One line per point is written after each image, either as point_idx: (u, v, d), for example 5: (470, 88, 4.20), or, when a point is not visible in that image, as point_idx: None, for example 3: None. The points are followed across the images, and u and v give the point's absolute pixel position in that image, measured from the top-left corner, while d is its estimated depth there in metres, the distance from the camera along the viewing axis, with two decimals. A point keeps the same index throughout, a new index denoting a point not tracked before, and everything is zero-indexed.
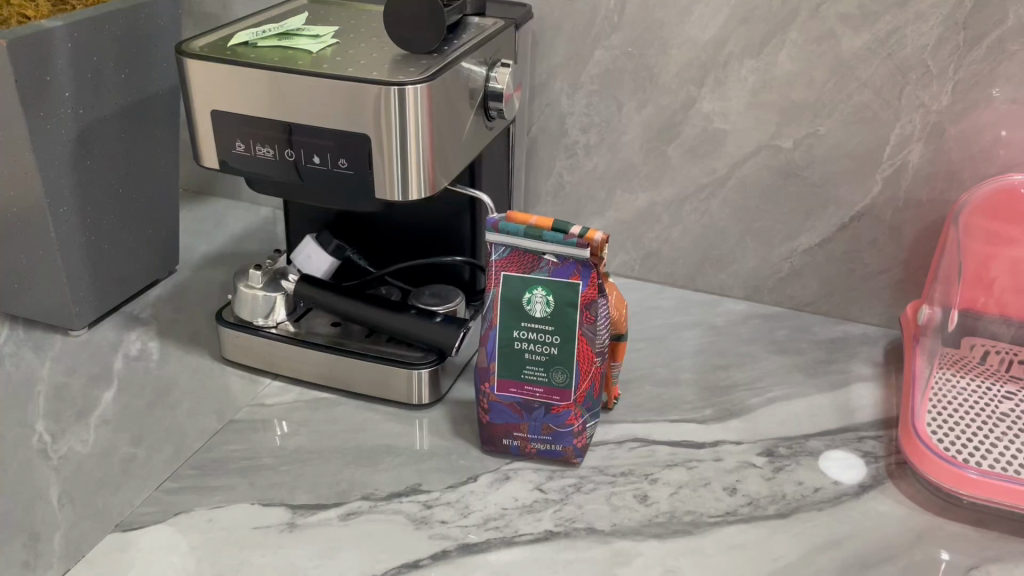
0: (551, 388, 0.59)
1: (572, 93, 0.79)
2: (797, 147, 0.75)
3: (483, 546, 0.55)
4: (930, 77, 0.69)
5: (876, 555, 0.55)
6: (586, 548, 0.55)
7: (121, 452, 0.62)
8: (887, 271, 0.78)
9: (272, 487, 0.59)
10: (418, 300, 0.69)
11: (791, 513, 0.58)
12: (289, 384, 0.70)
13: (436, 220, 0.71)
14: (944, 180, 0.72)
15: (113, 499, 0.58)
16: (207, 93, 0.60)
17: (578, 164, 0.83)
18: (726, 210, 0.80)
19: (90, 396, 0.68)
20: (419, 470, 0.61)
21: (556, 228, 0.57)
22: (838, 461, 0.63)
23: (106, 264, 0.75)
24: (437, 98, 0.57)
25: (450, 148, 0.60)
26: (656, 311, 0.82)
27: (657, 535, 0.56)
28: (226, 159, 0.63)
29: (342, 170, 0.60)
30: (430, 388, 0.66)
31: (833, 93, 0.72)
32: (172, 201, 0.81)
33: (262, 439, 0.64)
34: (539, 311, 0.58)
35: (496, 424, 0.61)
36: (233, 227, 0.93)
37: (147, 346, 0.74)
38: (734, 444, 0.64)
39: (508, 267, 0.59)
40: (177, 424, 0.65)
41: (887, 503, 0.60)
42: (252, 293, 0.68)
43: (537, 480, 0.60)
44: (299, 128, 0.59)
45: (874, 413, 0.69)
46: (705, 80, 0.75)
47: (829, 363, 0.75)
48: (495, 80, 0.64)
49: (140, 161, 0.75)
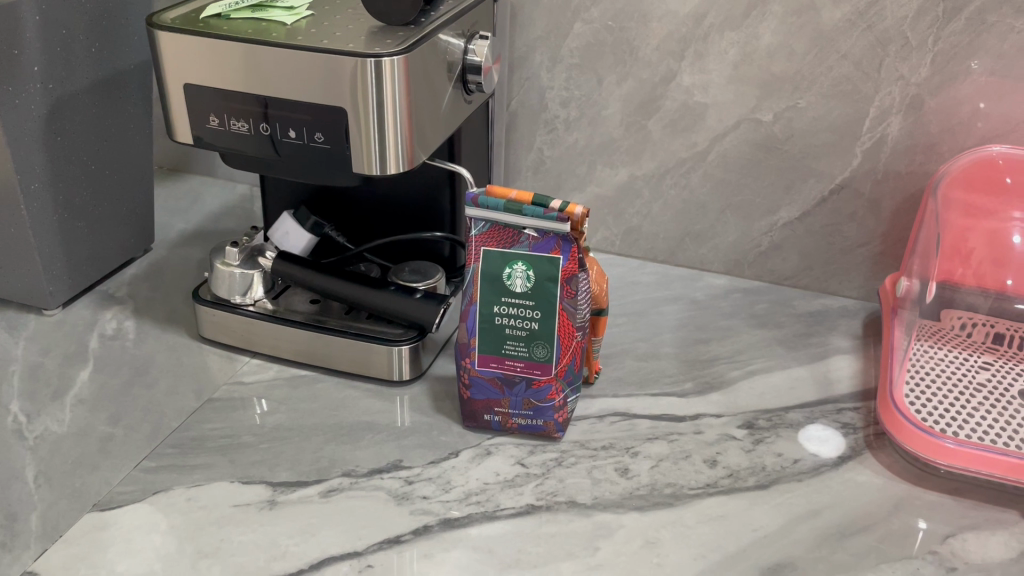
0: (532, 362, 0.59)
1: (552, 67, 0.79)
2: (777, 121, 0.75)
3: (465, 521, 0.55)
4: (910, 48, 0.69)
5: (854, 525, 0.56)
6: (567, 521, 0.55)
7: (98, 431, 0.61)
8: (866, 244, 0.78)
9: (252, 465, 0.59)
10: (398, 277, 0.69)
11: (771, 485, 0.59)
12: (268, 361, 0.70)
13: (415, 195, 0.70)
14: (923, 152, 0.72)
15: (90, 479, 0.57)
16: (181, 67, 0.59)
17: (558, 139, 0.82)
18: (707, 184, 0.80)
19: (66, 375, 0.67)
20: (400, 447, 0.61)
21: (536, 202, 0.57)
22: (827, 434, 0.64)
23: (80, 241, 0.74)
24: (414, 71, 0.56)
25: (428, 121, 0.60)
26: (637, 286, 0.82)
27: (638, 507, 0.56)
28: (200, 134, 0.62)
29: (319, 145, 0.59)
30: (411, 364, 0.66)
31: (813, 65, 0.72)
32: (147, 179, 0.80)
33: (243, 417, 0.63)
34: (519, 286, 0.58)
35: (477, 399, 0.61)
36: (210, 204, 0.92)
37: (124, 325, 0.73)
38: (714, 417, 0.65)
39: (487, 242, 0.58)
40: (155, 403, 0.64)
41: (866, 474, 0.60)
42: (228, 271, 0.67)
43: (519, 454, 0.60)
44: (274, 101, 0.58)
45: (853, 384, 0.69)
46: (685, 53, 0.74)
47: (809, 336, 0.75)
48: (474, 53, 0.63)
49: (112, 137, 0.74)
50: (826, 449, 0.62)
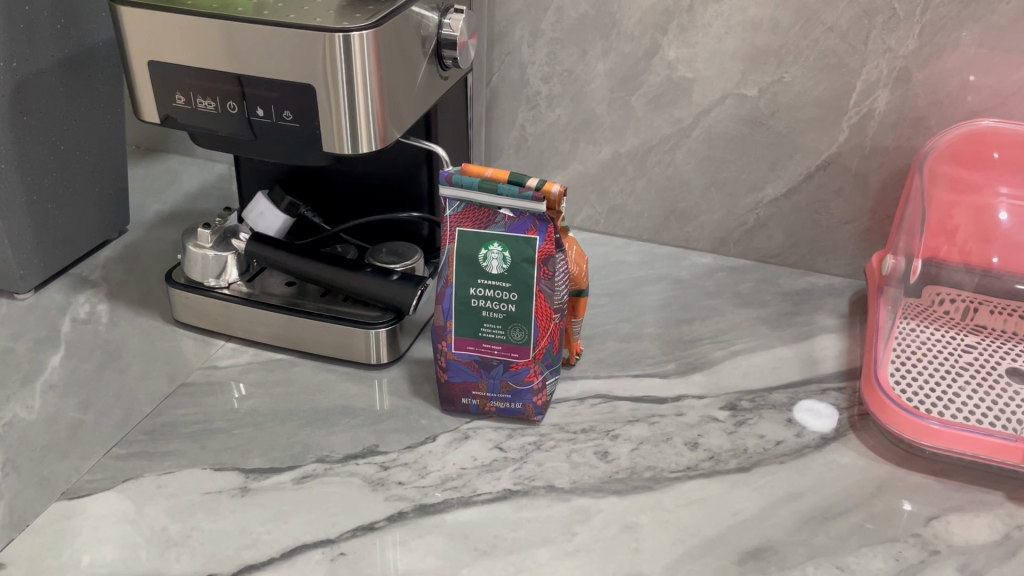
0: (509, 345, 0.58)
1: (533, 42, 0.77)
2: (762, 96, 0.73)
3: (440, 507, 0.54)
4: (897, 20, 0.67)
5: (837, 508, 0.55)
6: (546, 506, 0.54)
7: (68, 418, 0.60)
8: (853, 221, 0.77)
9: (225, 451, 0.58)
10: (374, 258, 0.67)
11: (752, 467, 0.58)
12: (244, 345, 0.68)
13: (392, 174, 0.68)
14: (910, 127, 0.71)
15: (58, 466, 0.56)
16: (144, 44, 0.57)
17: (540, 116, 0.81)
18: (691, 161, 0.78)
19: (36, 360, 0.65)
20: (375, 431, 0.60)
21: (511, 181, 0.55)
22: (806, 407, 0.63)
23: (51, 224, 0.72)
24: (384, 47, 0.55)
25: (401, 97, 0.58)
26: (621, 265, 0.81)
27: (617, 491, 0.55)
28: (168, 113, 0.60)
29: (288, 124, 0.57)
30: (389, 347, 0.65)
31: (799, 38, 0.70)
32: (120, 159, 0.78)
33: (217, 402, 0.62)
34: (495, 267, 0.57)
35: (455, 383, 0.60)
36: (187, 184, 0.91)
37: (97, 309, 0.71)
38: (696, 399, 0.64)
39: (462, 222, 0.57)
40: (127, 388, 0.63)
41: (849, 456, 0.59)
42: (201, 254, 0.66)
43: (497, 438, 0.59)
44: (241, 78, 0.56)
45: (838, 364, 0.68)
46: (668, 27, 0.73)
47: (794, 315, 0.74)
48: (448, 27, 0.62)
49: (81, 117, 0.72)
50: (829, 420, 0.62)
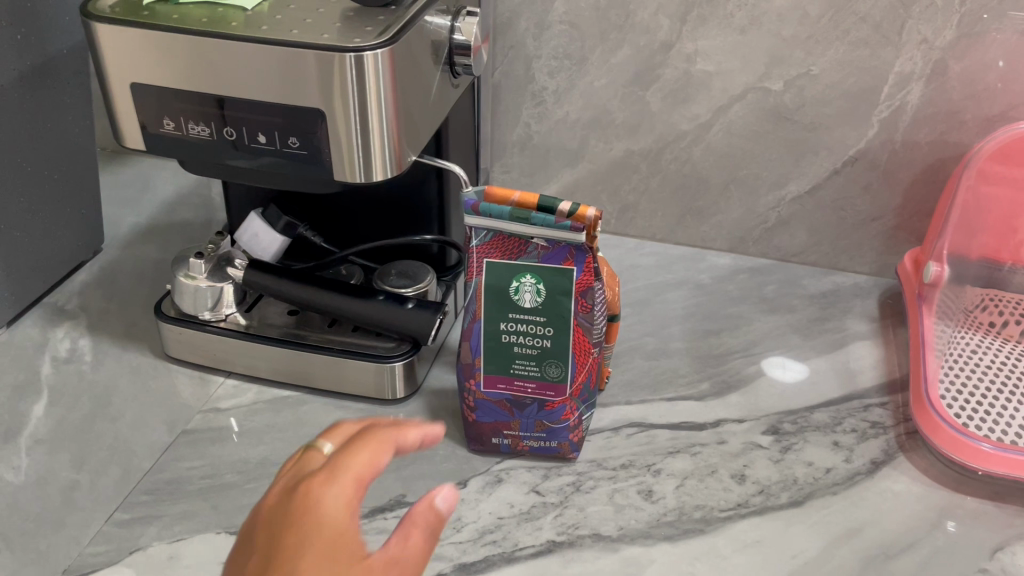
0: (544, 383, 0.54)
1: (539, 34, 0.71)
2: (787, 90, 0.69)
3: (482, 566, 0.50)
4: (935, 9, 0.63)
5: (898, 544, 0.52)
6: (594, 559, 0.50)
7: (60, 479, 0.55)
8: (880, 218, 0.73)
9: (239, 510, 0.53)
10: (384, 282, 0.62)
11: (805, 501, 0.54)
12: (245, 382, 0.63)
13: (398, 191, 0.63)
14: (944, 121, 0.67)
15: (56, 539, 0.51)
16: (124, 64, 0.51)
17: (546, 113, 0.75)
18: (710, 158, 0.74)
19: (17, 411, 0.59)
20: (401, 478, 0.55)
21: (543, 207, 0.50)
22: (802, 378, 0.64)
23: (20, 253, 0.66)
24: (399, 64, 0.49)
25: (415, 115, 0.53)
26: (637, 270, 0.77)
27: (667, 537, 0.52)
28: (153, 139, 0.53)
29: (293, 150, 0.51)
30: (405, 380, 0.60)
31: (828, 29, 0.65)
32: (92, 174, 0.71)
33: (223, 451, 0.57)
34: (528, 301, 0.52)
35: (484, 423, 0.55)
36: (162, 192, 0.84)
37: (78, 345, 0.65)
38: (736, 424, 0.60)
39: (491, 253, 0.52)
40: (122, 440, 0.57)
41: (903, 482, 0.56)
42: (194, 284, 0.60)
43: (532, 480, 0.55)
44: (239, 103, 0.50)
45: (877, 375, 0.65)
46: (687, 17, 0.67)
47: (824, 321, 0.71)
48: (460, 32, 0.56)
49: (46, 133, 0.65)
50: (773, 369, 0.65)
